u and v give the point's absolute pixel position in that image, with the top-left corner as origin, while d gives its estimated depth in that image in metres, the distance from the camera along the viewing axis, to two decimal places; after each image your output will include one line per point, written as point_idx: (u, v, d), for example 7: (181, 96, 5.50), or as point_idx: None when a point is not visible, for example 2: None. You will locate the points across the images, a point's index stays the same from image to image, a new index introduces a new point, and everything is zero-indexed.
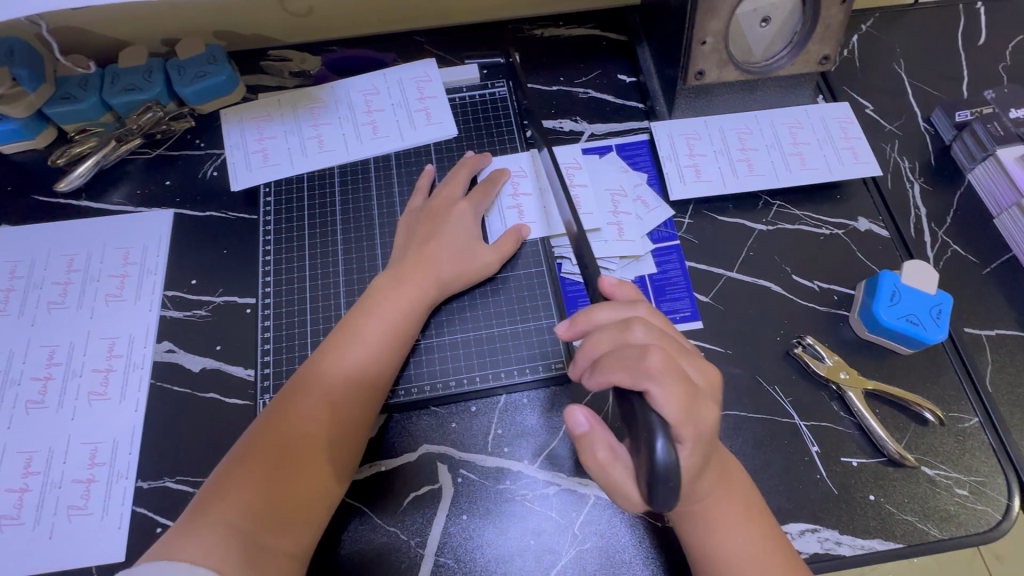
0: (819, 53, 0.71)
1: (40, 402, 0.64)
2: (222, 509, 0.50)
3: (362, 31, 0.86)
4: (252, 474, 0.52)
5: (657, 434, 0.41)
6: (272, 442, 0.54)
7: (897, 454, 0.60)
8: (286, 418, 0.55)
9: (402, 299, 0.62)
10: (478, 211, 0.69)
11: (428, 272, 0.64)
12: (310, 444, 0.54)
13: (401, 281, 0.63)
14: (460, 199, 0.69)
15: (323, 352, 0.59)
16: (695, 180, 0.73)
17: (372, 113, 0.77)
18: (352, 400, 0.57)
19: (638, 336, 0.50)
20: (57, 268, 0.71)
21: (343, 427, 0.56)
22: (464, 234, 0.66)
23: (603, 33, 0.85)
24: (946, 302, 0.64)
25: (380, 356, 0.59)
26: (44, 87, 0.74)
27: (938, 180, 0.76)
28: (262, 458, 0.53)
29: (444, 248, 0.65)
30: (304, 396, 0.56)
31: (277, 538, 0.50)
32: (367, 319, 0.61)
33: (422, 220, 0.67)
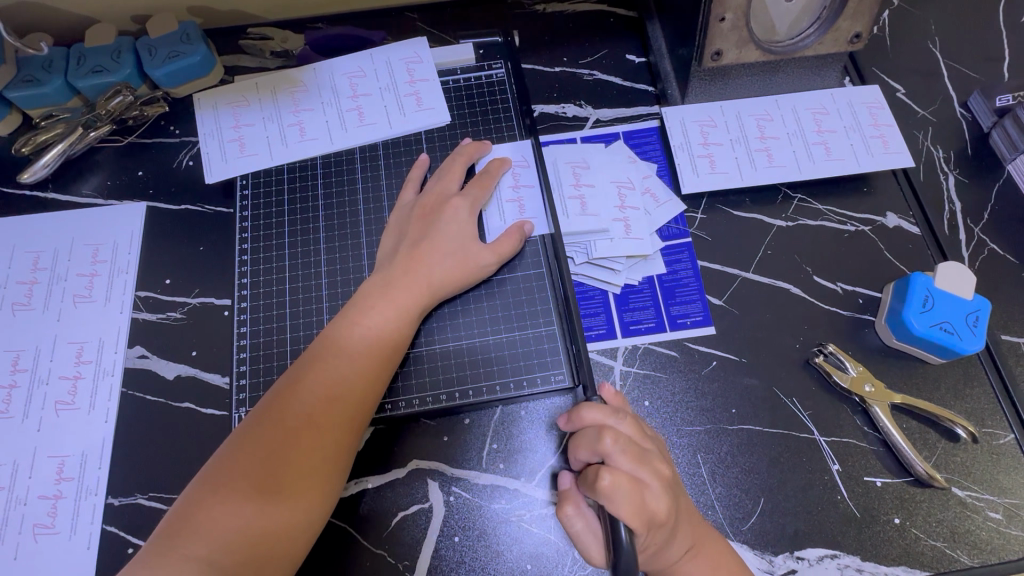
0: (851, 30, 0.64)
1: (4, 412, 0.60)
2: (205, 521, 0.47)
3: (349, 5, 0.79)
4: (225, 503, 0.48)
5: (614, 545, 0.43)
6: (246, 466, 0.49)
7: (925, 475, 0.56)
8: (262, 438, 0.50)
9: (391, 305, 0.57)
10: (476, 207, 0.63)
11: (420, 274, 0.59)
12: (288, 467, 0.50)
13: (391, 283, 0.58)
14: (456, 194, 0.63)
15: (303, 364, 0.55)
16: (709, 172, 0.67)
17: (358, 98, 0.71)
18: (335, 416, 0.52)
19: (606, 449, 0.48)
20: (21, 267, 0.66)
21: (326, 446, 0.51)
22: (461, 232, 0.61)
23: (611, 9, 0.78)
24: (983, 309, 0.59)
25: (369, 367, 0.55)
26: (4, 69, 0.68)
27: (975, 172, 0.70)
28: (236, 486, 0.48)
29: (437, 250, 0.60)
30: (286, 402, 0.52)
31: (263, 554, 0.47)
32: (352, 327, 0.56)
33: (414, 219, 0.62)
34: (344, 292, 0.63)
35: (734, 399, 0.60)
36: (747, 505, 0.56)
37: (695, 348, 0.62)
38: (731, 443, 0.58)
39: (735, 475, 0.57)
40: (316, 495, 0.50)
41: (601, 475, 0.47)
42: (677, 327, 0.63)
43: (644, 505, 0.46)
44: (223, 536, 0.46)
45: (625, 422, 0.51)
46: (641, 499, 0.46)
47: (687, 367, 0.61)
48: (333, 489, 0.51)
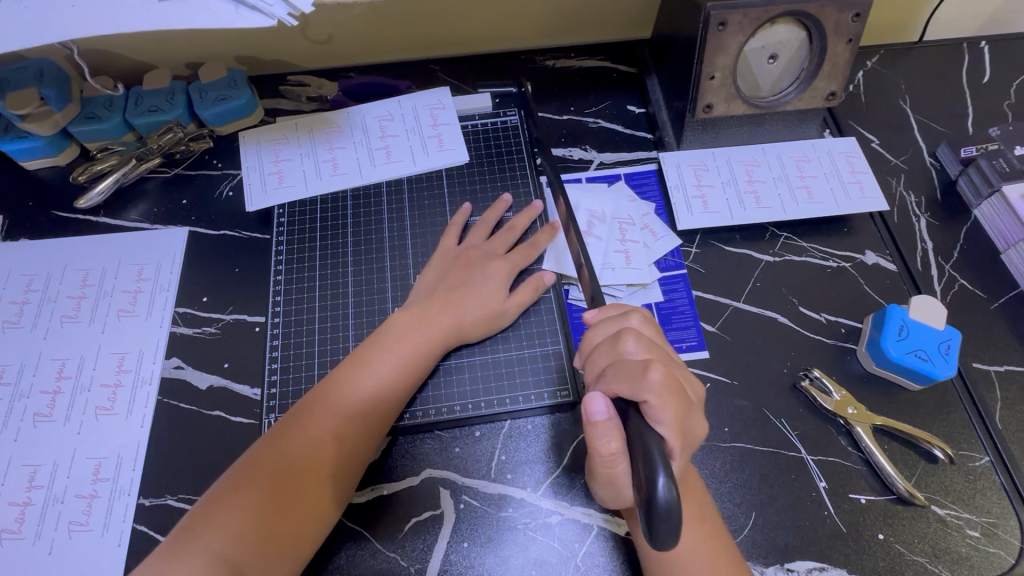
0: (826, 89, 0.73)
1: (47, 415, 0.64)
2: (224, 517, 0.51)
3: (379, 58, 0.89)
4: (245, 502, 0.52)
5: (657, 470, 0.39)
6: (268, 470, 0.54)
7: (906, 492, 0.59)
8: (284, 453, 0.55)
9: (415, 341, 0.62)
10: (512, 271, 0.68)
11: (452, 315, 0.64)
12: (302, 486, 0.54)
13: (424, 314, 0.64)
14: (498, 256, 0.69)
15: (331, 379, 0.60)
16: (703, 211, 0.74)
17: (386, 138, 0.78)
18: (352, 445, 0.57)
19: (632, 347, 0.52)
20: (72, 283, 0.72)
21: (340, 468, 0.56)
22: (494, 288, 0.66)
23: (614, 65, 0.87)
24: (954, 338, 0.64)
25: (393, 388, 0.60)
26: (70, 107, 0.77)
27: (946, 216, 0.76)
28: (252, 495, 0.52)
29: (471, 297, 0.65)
30: (314, 414, 0.57)
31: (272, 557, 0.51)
32: (381, 350, 0.61)
33: (456, 265, 0.68)
34: (369, 313, 0.69)
35: (726, 419, 0.64)
36: (740, 519, 0.60)
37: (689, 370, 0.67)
38: (725, 459, 0.62)
39: (728, 490, 0.61)
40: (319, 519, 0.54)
41: (650, 370, 0.48)
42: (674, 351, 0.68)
43: (683, 409, 0.48)
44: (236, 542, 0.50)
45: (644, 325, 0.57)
46: (682, 404, 0.48)
47: None
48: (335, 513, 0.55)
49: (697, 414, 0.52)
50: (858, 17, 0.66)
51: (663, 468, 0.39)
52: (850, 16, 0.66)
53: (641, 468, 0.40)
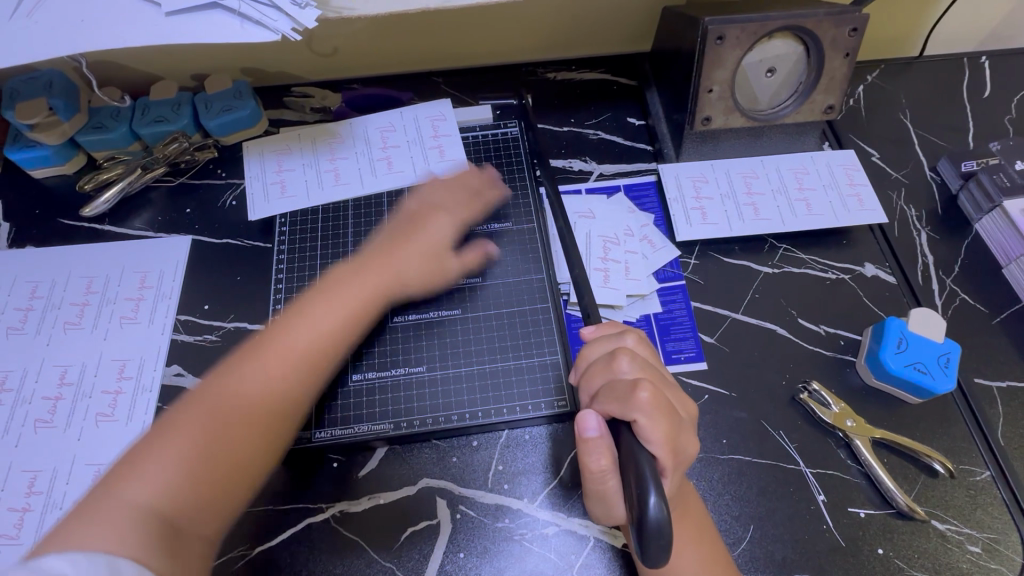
0: (824, 102, 0.73)
1: (48, 421, 0.65)
2: (147, 472, 0.47)
3: (383, 70, 0.90)
4: (171, 453, 0.48)
5: (649, 486, 0.39)
6: (195, 421, 0.50)
7: (906, 507, 0.59)
8: (215, 394, 0.52)
9: (356, 294, 0.61)
10: (455, 224, 0.69)
11: (390, 268, 0.63)
12: (232, 426, 0.51)
13: (364, 269, 0.63)
14: (439, 207, 0.69)
15: (268, 330, 0.57)
16: (701, 223, 0.74)
17: (388, 149, 0.79)
18: (292, 387, 0.55)
19: (625, 367, 0.52)
20: (76, 290, 0.73)
21: (275, 417, 0.54)
22: (445, 239, 0.67)
23: (615, 78, 0.88)
24: (954, 351, 0.64)
25: (332, 338, 0.58)
26: (78, 116, 0.78)
27: (946, 229, 0.76)
28: (179, 446, 0.49)
29: (428, 241, 0.66)
30: (247, 363, 0.54)
31: (200, 510, 0.48)
32: (321, 300, 0.59)
33: (402, 224, 0.67)
34: None
35: (724, 430, 0.64)
36: (738, 532, 0.59)
37: (687, 382, 0.67)
38: (723, 472, 0.62)
39: (726, 502, 0.61)
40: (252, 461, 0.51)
41: (639, 390, 0.48)
42: (671, 362, 0.68)
43: (673, 426, 0.48)
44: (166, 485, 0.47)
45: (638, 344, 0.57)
46: (672, 422, 0.49)
47: None
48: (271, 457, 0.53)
49: (689, 431, 0.52)
50: (854, 32, 0.67)
51: (654, 486, 0.39)
52: (846, 31, 0.67)
53: (633, 486, 0.40)
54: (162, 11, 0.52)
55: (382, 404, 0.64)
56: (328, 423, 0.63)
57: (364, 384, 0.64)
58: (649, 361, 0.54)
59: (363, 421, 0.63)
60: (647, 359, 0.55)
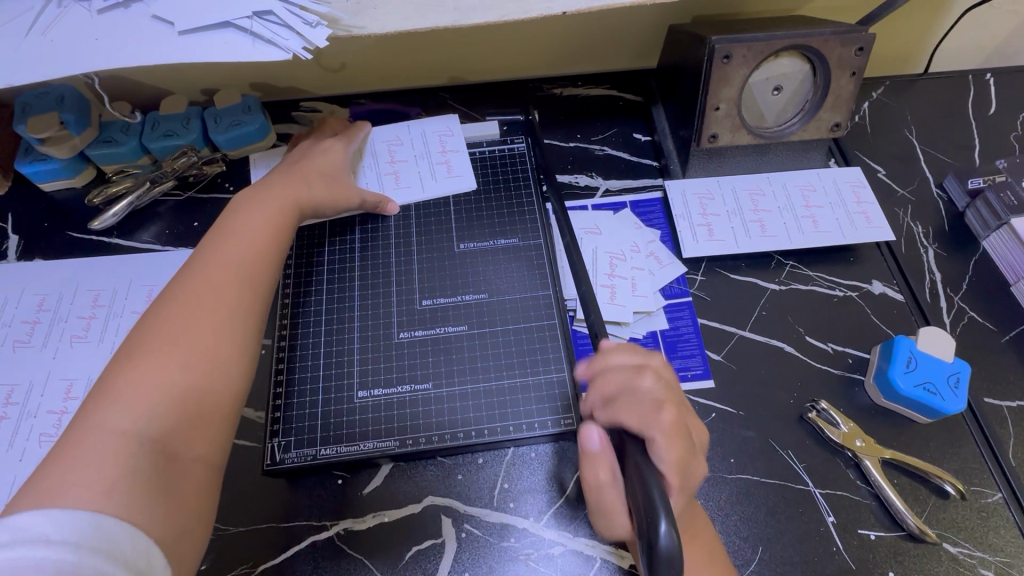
0: (831, 120, 0.73)
1: (53, 435, 0.65)
2: (118, 394, 0.46)
3: (390, 86, 0.91)
4: (137, 372, 0.47)
5: (659, 514, 0.37)
6: (153, 337, 0.49)
7: (917, 529, 0.58)
8: (166, 315, 0.51)
9: (262, 215, 0.62)
10: (349, 147, 0.76)
11: (273, 196, 0.64)
12: (194, 337, 0.50)
13: (248, 201, 0.63)
14: (330, 139, 0.76)
15: (197, 253, 0.57)
16: (708, 239, 0.74)
17: (395, 164, 0.79)
18: (242, 288, 0.55)
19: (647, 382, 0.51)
20: (83, 304, 0.73)
21: (236, 303, 0.54)
22: (335, 163, 0.73)
23: (620, 94, 0.89)
24: (963, 371, 0.63)
25: (259, 236, 0.60)
26: (88, 130, 0.79)
27: (953, 246, 0.76)
28: (145, 362, 0.48)
29: (313, 170, 0.70)
30: (183, 281, 0.54)
31: (189, 411, 0.47)
32: (237, 224, 0.60)
33: (280, 169, 0.70)
34: (373, 338, 0.68)
35: (732, 449, 0.64)
36: (746, 553, 0.59)
37: (694, 400, 0.66)
38: (730, 491, 0.62)
39: (734, 523, 0.60)
40: (228, 363, 0.51)
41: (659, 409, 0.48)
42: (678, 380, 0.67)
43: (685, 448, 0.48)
44: (143, 405, 0.45)
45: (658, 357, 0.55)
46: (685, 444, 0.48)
47: None
48: (249, 363, 0.53)
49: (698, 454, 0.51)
50: (860, 51, 0.67)
51: (664, 513, 0.37)
52: (853, 50, 0.67)
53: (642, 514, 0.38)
54: (175, 30, 0.52)
55: (387, 420, 0.63)
56: (335, 440, 0.62)
57: (370, 401, 0.64)
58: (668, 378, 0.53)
59: (369, 439, 0.62)
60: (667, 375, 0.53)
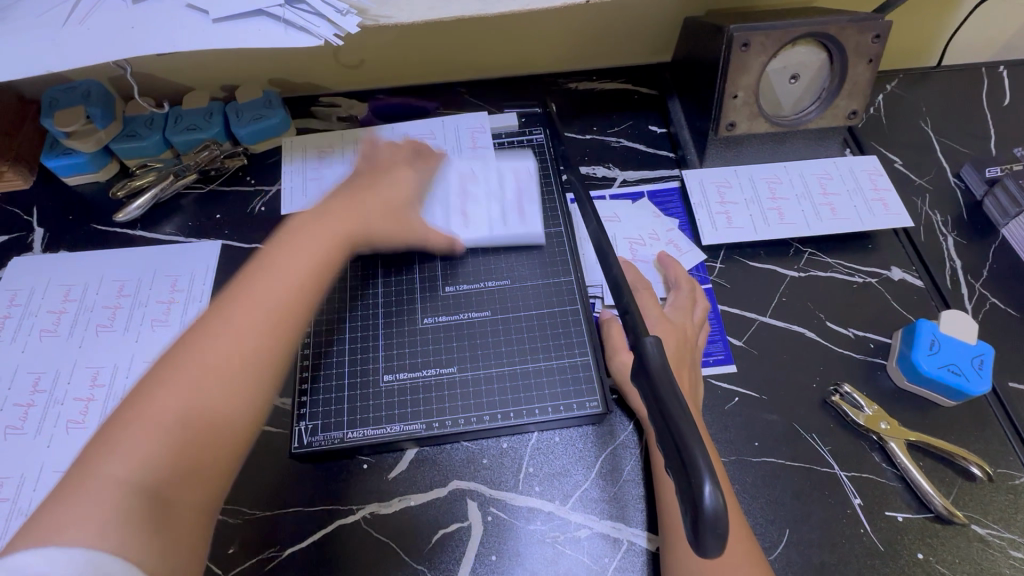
0: (847, 108, 0.74)
1: (80, 422, 0.65)
2: (128, 434, 0.44)
3: (408, 81, 0.92)
4: (150, 411, 0.46)
5: (703, 474, 0.35)
6: (176, 376, 0.48)
7: (944, 510, 0.58)
8: (189, 357, 0.49)
9: (311, 248, 0.58)
10: (421, 180, 0.72)
11: (327, 228, 0.60)
12: (212, 383, 0.48)
13: (302, 229, 0.60)
14: (404, 163, 0.72)
15: (240, 282, 0.54)
16: (727, 227, 0.74)
17: (466, 195, 0.76)
18: (270, 345, 0.52)
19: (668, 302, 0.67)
20: (108, 294, 0.74)
21: (262, 351, 0.51)
22: (399, 187, 0.68)
23: (636, 88, 0.90)
24: (987, 353, 0.63)
25: (305, 275, 0.56)
26: (113, 124, 0.80)
27: (972, 234, 0.77)
28: (160, 403, 0.46)
29: (375, 200, 0.66)
30: (219, 316, 0.52)
31: (188, 462, 0.46)
32: (284, 255, 0.57)
33: (346, 188, 0.66)
34: (397, 329, 0.68)
35: (756, 433, 0.64)
36: (773, 535, 0.59)
37: (717, 385, 0.67)
38: (755, 474, 0.62)
39: (760, 505, 0.60)
40: (234, 414, 0.49)
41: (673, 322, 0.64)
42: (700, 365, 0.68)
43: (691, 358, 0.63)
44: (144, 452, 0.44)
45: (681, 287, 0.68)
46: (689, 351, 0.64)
47: (711, 402, 0.66)
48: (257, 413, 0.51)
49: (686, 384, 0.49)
50: (877, 38, 0.68)
51: (710, 474, 0.35)
52: (870, 37, 0.68)
53: (681, 473, 0.36)
54: (209, 19, 0.54)
55: (412, 403, 0.64)
56: (360, 423, 0.63)
57: (395, 385, 0.65)
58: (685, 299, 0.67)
59: (395, 422, 0.62)
60: (684, 298, 0.67)
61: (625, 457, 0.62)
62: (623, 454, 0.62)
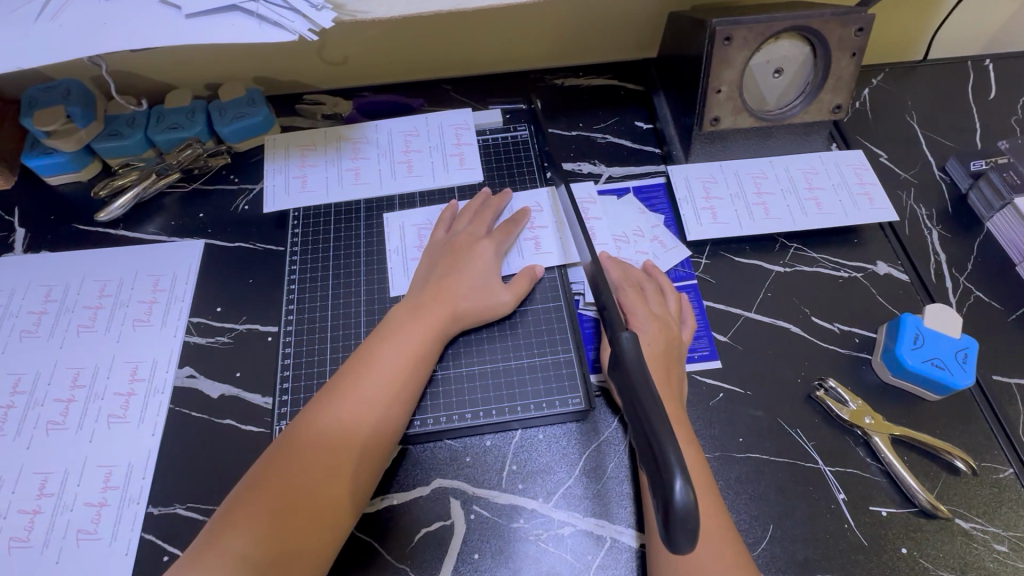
0: (832, 102, 0.74)
1: (60, 423, 0.65)
2: (245, 515, 0.49)
3: (393, 78, 0.92)
4: (264, 497, 0.50)
5: (673, 470, 0.34)
6: (288, 464, 0.52)
7: (928, 505, 0.58)
8: (298, 452, 0.52)
9: (405, 337, 0.60)
10: (499, 249, 0.69)
11: (420, 322, 0.61)
12: (318, 473, 0.51)
13: (399, 325, 0.61)
14: (483, 236, 0.69)
15: (342, 374, 0.58)
16: (712, 222, 0.74)
17: (535, 230, 0.73)
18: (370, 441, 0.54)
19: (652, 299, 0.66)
20: (89, 294, 0.73)
21: (362, 449, 0.54)
22: (486, 270, 0.67)
23: (622, 84, 0.90)
24: (971, 347, 0.63)
25: (399, 369, 0.58)
26: (94, 124, 0.79)
27: (958, 228, 0.76)
28: (274, 489, 0.50)
29: (464, 283, 0.65)
30: (323, 408, 0.55)
31: (294, 551, 0.48)
32: (379, 348, 0.59)
33: (437, 269, 0.67)
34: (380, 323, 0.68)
35: (741, 429, 0.64)
36: (757, 531, 0.58)
37: (702, 381, 0.66)
38: (740, 470, 0.61)
39: (744, 501, 0.60)
40: (338, 502, 0.51)
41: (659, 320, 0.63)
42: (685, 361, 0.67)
43: (675, 355, 0.62)
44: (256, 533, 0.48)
45: (663, 282, 0.68)
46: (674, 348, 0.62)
47: (695, 399, 0.65)
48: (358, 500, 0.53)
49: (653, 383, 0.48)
50: (860, 32, 0.68)
51: (680, 470, 0.34)
52: (853, 31, 0.68)
53: (653, 470, 0.36)
54: (182, 14, 0.53)
55: None
56: None
57: None
58: (666, 297, 0.67)
59: None
60: (666, 296, 0.67)
61: (609, 454, 0.62)
62: (606, 451, 0.62)
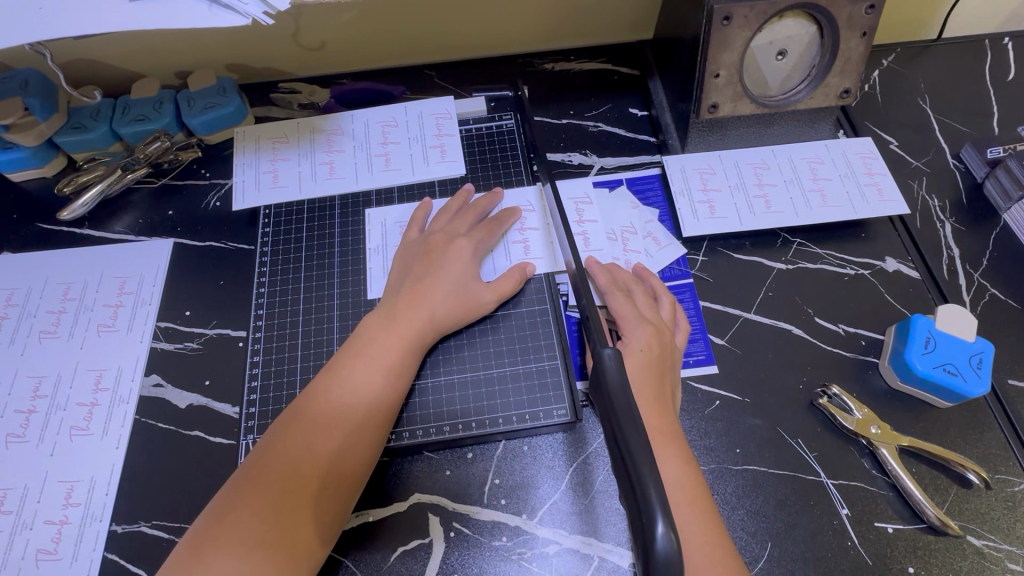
0: (840, 86, 0.69)
1: (20, 436, 0.61)
2: (217, 546, 0.45)
3: (374, 64, 0.86)
4: (237, 525, 0.46)
5: (655, 512, 0.33)
6: (261, 488, 0.48)
7: (938, 521, 0.54)
8: (272, 479, 0.48)
9: (382, 347, 0.56)
10: (478, 249, 0.65)
11: (398, 330, 0.58)
12: (294, 496, 0.48)
13: (374, 334, 0.57)
14: (462, 234, 0.65)
15: (314, 388, 0.54)
16: (710, 217, 0.69)
17: (525, 232, 0.69)
18: (350, 461, 0.51)
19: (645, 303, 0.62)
20: (52, 298, 0.69)
21: (341, 467, 0.51)
22: (464, 272, 0.62)
23: (616, 68, 0.84)
24: (987, 351, 0.59)
25: (377, 381, 0.55)
26: (55, 116, 0.75)
27: (972, 220, 0.72)
28: (246, 515, 0.46)
29: (441, 287, 0.61)
30: (296, 426, 0.51)
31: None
32: (353, 358, 0.55)
33: (410, 271, 0.63)
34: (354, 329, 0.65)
35: (738, 439, 0.60)
36: (755, 549, 0.55)
37: (698, 387, 0.62)
38: (737, 484, 0.58)
39: (742, 517, 0.56)
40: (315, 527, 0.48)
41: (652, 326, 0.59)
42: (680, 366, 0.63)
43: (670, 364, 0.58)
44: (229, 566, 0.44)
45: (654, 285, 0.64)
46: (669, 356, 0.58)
47: (690, 407, 0.61)
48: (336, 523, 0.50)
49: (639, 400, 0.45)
50: (871, 9, 0.62)
51: (661, 512, 0.33)
52: (864, 8, 0.62)
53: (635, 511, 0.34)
54: None
55: None
56: None
57: None
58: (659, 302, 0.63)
59: None
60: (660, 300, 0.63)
61: (597, 467, 0.58)
62: (595, 464, 0.59)
